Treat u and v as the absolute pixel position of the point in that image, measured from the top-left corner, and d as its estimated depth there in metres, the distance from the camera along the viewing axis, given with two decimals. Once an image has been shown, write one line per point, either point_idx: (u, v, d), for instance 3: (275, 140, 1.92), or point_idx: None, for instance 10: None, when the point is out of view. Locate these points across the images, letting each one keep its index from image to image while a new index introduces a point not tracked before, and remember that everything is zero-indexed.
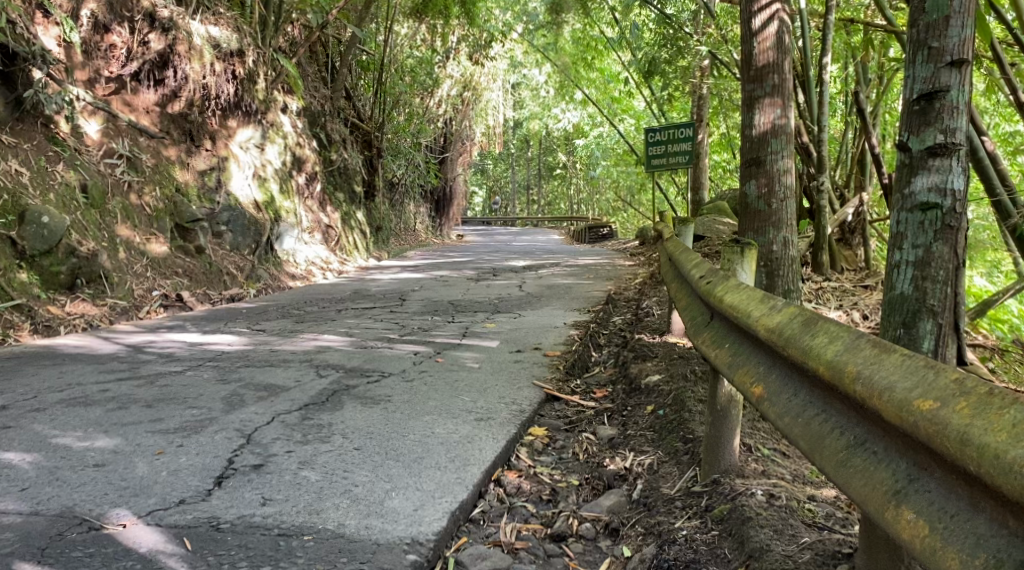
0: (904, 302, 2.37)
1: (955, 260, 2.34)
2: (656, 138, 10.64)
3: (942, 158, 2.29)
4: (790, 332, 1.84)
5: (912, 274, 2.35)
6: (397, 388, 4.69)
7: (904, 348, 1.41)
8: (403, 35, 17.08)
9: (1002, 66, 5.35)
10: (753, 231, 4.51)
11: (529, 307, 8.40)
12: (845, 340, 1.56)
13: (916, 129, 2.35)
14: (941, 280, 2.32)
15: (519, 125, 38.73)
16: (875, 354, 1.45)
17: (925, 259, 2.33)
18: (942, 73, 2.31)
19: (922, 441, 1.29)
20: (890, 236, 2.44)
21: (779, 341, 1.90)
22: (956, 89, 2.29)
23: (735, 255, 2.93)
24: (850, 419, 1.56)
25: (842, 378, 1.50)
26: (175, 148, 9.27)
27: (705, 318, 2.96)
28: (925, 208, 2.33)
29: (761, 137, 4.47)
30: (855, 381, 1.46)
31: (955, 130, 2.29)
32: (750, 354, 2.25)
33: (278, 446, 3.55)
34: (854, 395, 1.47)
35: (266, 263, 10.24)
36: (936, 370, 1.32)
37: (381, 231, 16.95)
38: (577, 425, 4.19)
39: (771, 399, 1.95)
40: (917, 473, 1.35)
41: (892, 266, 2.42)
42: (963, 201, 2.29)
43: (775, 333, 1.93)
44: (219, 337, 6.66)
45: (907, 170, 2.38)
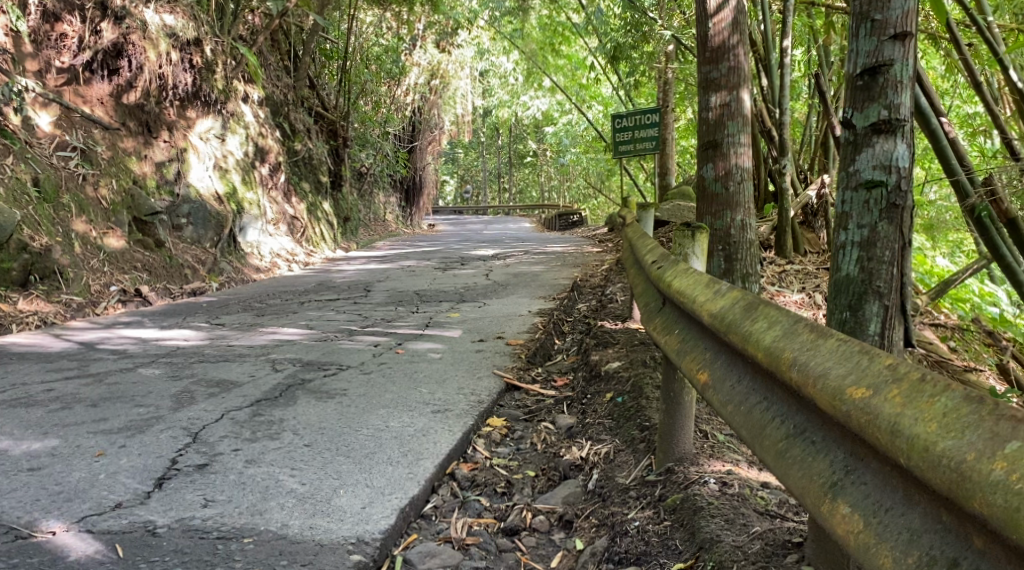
0: (850, 283, 2.32)
1: (902, 240, 2.28)
2: (622, 125, 10.59)
3: (886, 134, 2.23)
4: (731, 318, 1.78)
5: (857, 256, 2.30)
6: (353, 381, 4.59)
7: (840, 332, 1.35)
8: (367, 23, 16.85)
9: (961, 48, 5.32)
10: (711, 215, 4.46)
11: (495, 295, 8.34)
12: (784, 324, 1.50)
13: (860, 105, 2.28)
14: (886, 261, 2.27)
15: (489, 113, 38.58)
16: (812, 339, 1.38)
17: (870, 239, 2.28)
18: (886, 47, 2.24)
19: (855, 432, 1.23)
20: (834, 216, 2.38)
21: (721, 328, 1.83)
22: (900, 63, 2.22)
23: (686, 239, 2.85)
24: (789, 408, 1.49)
25: (779, 364, 1.44)
26: (132, 140, 8.98)
27: (657, 305, 2.90)
28: (869, 186, 2.27)
29: (717, 120, 4.39)
30: (792, 367, 1.39)
31: (899, 105, 2.23)
32: (696, 340, 2.19)
33: (224, 445, 3.44)
34: (789, 381, 1.40)
35: (228, 256, 10.06)
36: (870, 357, 1.25)
37: (349, 222, 16.77)
38: (536, 415, 4.11)
39: (716, 386, 1.89)
40: (853, 464, 1.29)
41: (837, 247, 2.37)
42: (907, 179, 2.24)
43: (718, 318, 1.87)
44: (176, 332, 6.51)
45: (851, 147, 2.32)
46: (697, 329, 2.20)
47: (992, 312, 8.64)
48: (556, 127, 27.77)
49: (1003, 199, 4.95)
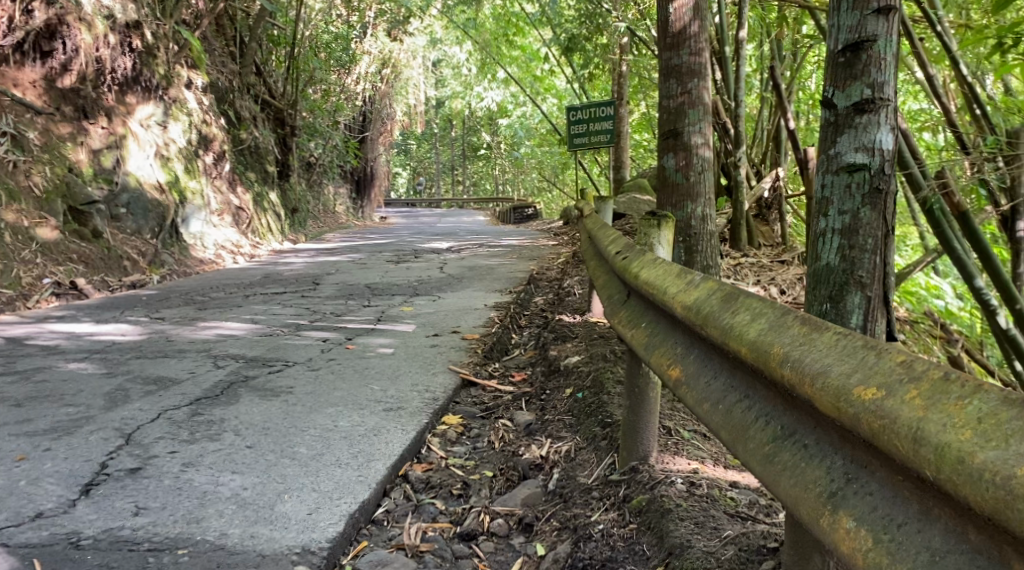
0: (830, 274, 2.22)
1: (884, 228, 2.19)
2: (576, 117, 10.48)
3: (869, 115, 2.13)
4: (708, 310, 1.65)
5: (839, 244, 2.20)
6: (300, 378, 4.39)
7: (836, 326, 1.23)
8: (317, 10, 16.48)
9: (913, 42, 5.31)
10: (671, 205, 4.35)
11: (448, 288, 8.17)
12: (770, 317, 1.37)
13: (841, 83, 2.18)
14: (869, 249, 2.17)
15: (441, 105, 38.30)
16: (806, 334, 1.26)
17: (852, 226, 2.17)
18: (869, 22, 2.14)
19: (865, 438, 1.10)
20: (813, 203, 2.28)
21: (696, 320, 1.70)
22: (884, 38, 2.12)
23: (652, 229, 2.73)
24: (777, 406, 1.36)
25: (767, 360, 1.31)
26: (67, 125, 8.57)
27: (621, 297, 2.77)
28: (851, 169, 2.17)
29: (678, 107, 4.31)
30: (783, 364, 1.26)
31: (882, 84, 2.13)
32: (667, 332, 2.06)
33: (160, 447, 3.22)
34: (780, 380, 1.27)
35: (170, 247, 9.71)
36: (879, 353, 1.14)
37: (297, 214, 16.41)
38: (493, 411, 3.97)
39: (689, 383, 1.76)
40: (856, 472, 1.16)
41: (817, 235, 2.26)
42: (891, 162, 2.14)
43: (692, 310, 1.73)
44: (112, 327, 6.22)
45: (831, 129, 2.22)
46: (667, 321, 2.08)
47: (938, 305, 8.76)
48: (510, 119, 27.62)
49: (955, 192, 4.87)
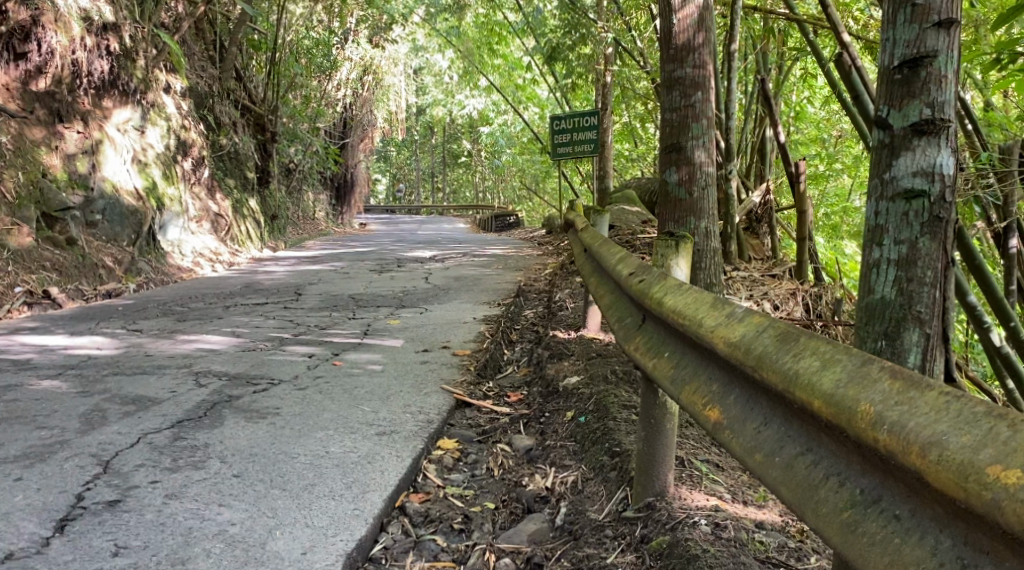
0: (885, 307, 2.28)
1: (942, 257, 2.25)
2: (561, 126, 10.35)
3: (930, 137, 2.19)
4: (762, 350, 1.51)
5: (894, 277, 2.26)
6: (287, 399, 4.18)
7: (943, 389, 1.20)
8: (298, 15, 16.26)
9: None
10: (674, 221, 4.20)
11: (435, 300, 8.00)
12: (856, 373, 1.31)
13: (897, 102, 2.24)
14: (927, 282, 2.24)
15: (422, 112, 38.11)
16: (912, 399, 1.21)
17: (910, 256, 2.23)
18: (929, 35, 2.19)
19: (1000, 524, 1.07)
20: (867, 230, 2.34)
21: (745, 360, 1.56)
22: (945, 55, 2.18)
23: (669, 249, 2.56)
24: (860, 475, 1.32)
25: (866, 425, 1.25)
26: (40, 128, 8.30)
27: (635, 321, 2.60)
28: (909, 197, 2.23)
29: (681, 121, 4.12)
30: (888, 433, 1.22)
31: (941, 104, 2.19)
32: (697, 366, 1.90)
33: (140, 476, 3.01)
34: (884, 449, 1.22)
35: (147, 254, 9.45)
36: (1010, 427, 1.10)
37: (277, 220, 16.14)
38: (491, 435, 3.80)
39: (732, 428, 1.62)
40: (971, 557, 1.13)
41: (870, 265, 2.33)
42: (950, 188, 2.20)
43: (739, 348, 1.58)
44: (86, 339, 5.98)
45: (886, 151, 2.27)
46: (697, 354, 1.91)
47: None
48: (491, 127, 27.48)
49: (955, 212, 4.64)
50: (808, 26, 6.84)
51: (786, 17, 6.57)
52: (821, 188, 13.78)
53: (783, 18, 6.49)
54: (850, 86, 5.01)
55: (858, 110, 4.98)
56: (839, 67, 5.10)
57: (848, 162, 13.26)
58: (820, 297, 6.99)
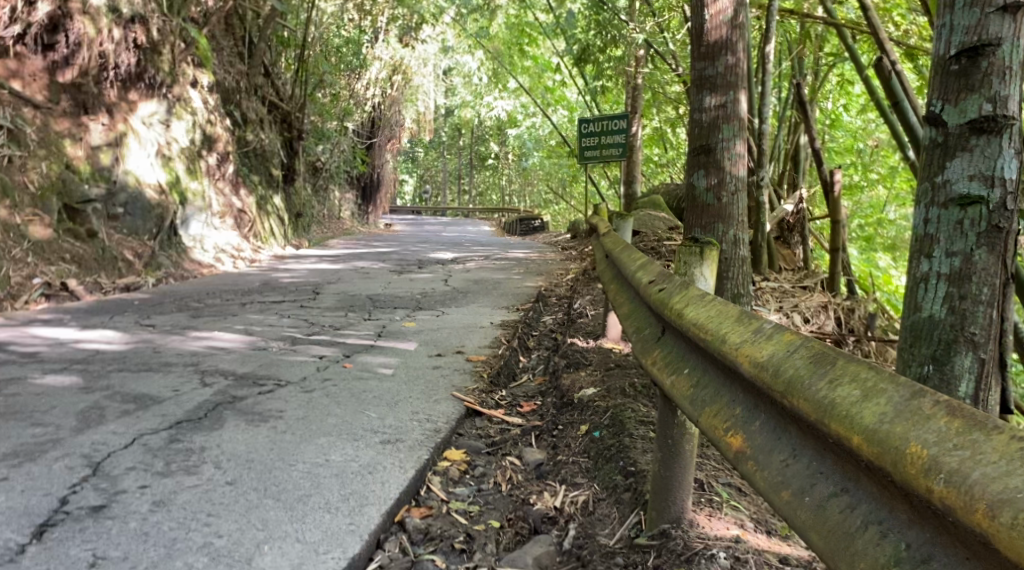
0: (934, 325, 2.23)
1: (1000, 272, 2.16)
2: (588, 129, 10.20)
3: (989, 135, 2.09)
4: (797, 375, 1.32)
5: (946, 293, 2.19)
6: (292, 402, 4.04)
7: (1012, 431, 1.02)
8: (329, 14, 16.27)
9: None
10: (701, 227, 3.99)
11: (453, 303, 7.86)
12: (908, 404, 1.14)
13: (954, 98, 2.14)
14: (982, 301, 2.16)
15: (451, 114, 38.11)
16: (978, 442, 1.04)
17: (964, 270, 2.16)
18: (992, 21, 2.08)
19: None
20: (918, 239, 2.27)
21: (774, 385, 1.37)
22: (1009, 44, 2.07)
23: (693, 257, 2.34)
24: (906, 528, 1.13)
25: (919, 469, 1.08)
26: (66, 120, 8.26)
27: (655, 333, 2.42)
28: (963, 204, 2.14)
29: (711, 122, 3.90)
30: (948, 481, 1.04)
31: (1003, 99, 2.08)
32: (720, 386, 1.71)
33: (129, 481, 2.87)
34: (941, 504, 1.05)
35: (168, 249, 9.41)
36: None
37: (301, 218, 16.10)
38: (500, 447, 3.62)
39: (758, 458, 1.44)
40: None
41: (920, 278, 2.26)
42: (1011, 195, 2.11)
43: (766, 371, 1.40)
44: (97, 333, 5.90)
45: (940, 151, 2.18)
46: (719, 373, 1.72)
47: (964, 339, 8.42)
48: (519, 129, 27.28)
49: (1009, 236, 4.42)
50: (846, 30, 6.59)
51: (823, 20, 6.34)
52: (854, 198, 13.50)
53: (819, 23, 6.27)
54: (890, 93, 4.82)
55: (897, 117, 4.72)
56: (878, 73, 4.92)
57: (882, 173, 12.88)
58: (852, 312, 6.75)
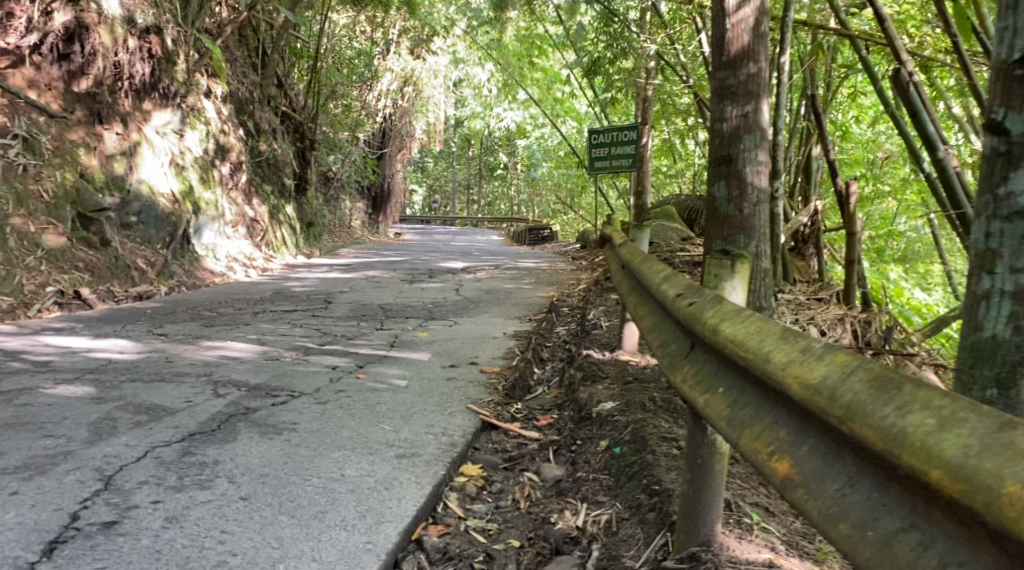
0: (996, 347, 2.03)
1: None
2: (599, 140, 10.15)
3: None
4: (858, 401, 1.25)
5: (1009, 311, 2.00)
6: (306, 413, 3.97)
7: None
8: (341, 25, 16.31)
9: (968, 71, 4.89)
10: (722, 239, 3.85)
11: (466, 313, 7.79)
12: (996, 438, 1.06)
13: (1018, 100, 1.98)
14: None
15: (461, 124, 38.16)
16: None
17: None
18: None
19: None
20: (976, 255, 2.09)
21: (829, 409, 1.30)
22: None
23: (724, 270, 2.26)
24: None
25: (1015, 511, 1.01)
26: (81, 129, 8.23)
27: (684, 349, 2.34)
28: None
29: (733, 132, 3.80)
30: None
31: None
32: (765, 408, 1.63)
33: (141, 495, 2.81)
34: None
35: (180, 258, 9.39)
36: None
37: (313, 227, 16.08)
38: (518, 463, 3.54)
39: (810, 486, 1.36)
40: None
41: (981, 297, 2.07)
42: None
43: (821, 395, 1.32)
44: (110, 343, 5.85)
45: (1003, 159, 2.02)
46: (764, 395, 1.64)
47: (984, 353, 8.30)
48: (530, 139, 27.28)
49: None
50: (862, 41, 6.53)
51: (837, 32, 6.28)
52: (868, 210, 13.38)
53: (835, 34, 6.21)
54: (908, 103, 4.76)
55: (913, 123, 4.88)
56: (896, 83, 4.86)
57: (894, 185, 12.72)
58: (869, 324, 6.60)
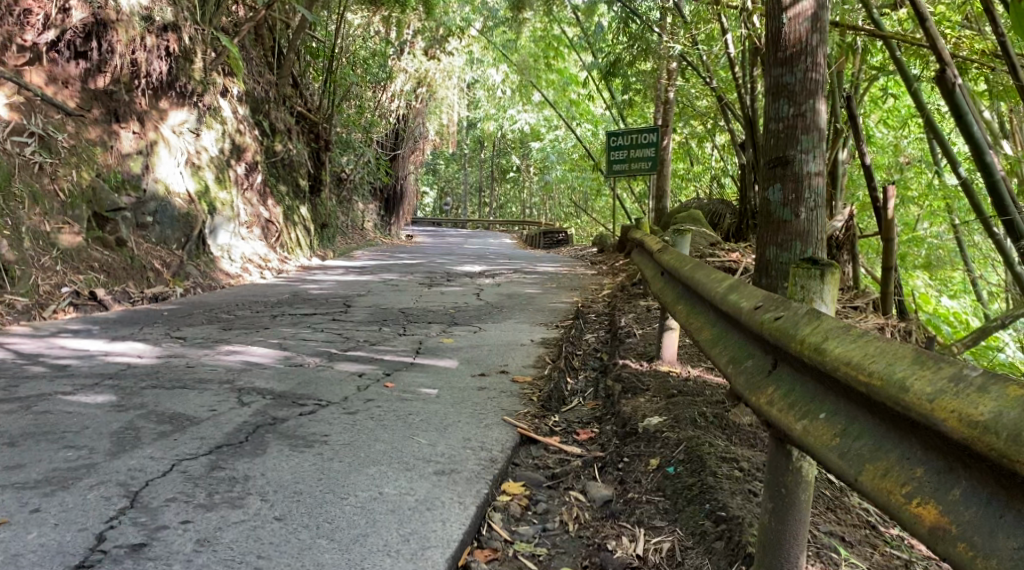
0: None
1: None
2: (619, 143, 9.93)
3: None
4: None
5: None
6: (336, 424, 3.80)
7: None
8: (356, 26, 16.16)
9: (1017, 73, 4.60)
10: (776, 245, 3.68)
11: (488, 318, 7.62)
12: None
13: None
14: None
15: (473, 126, 37.99)
16: None
17: None
18: None
19: None
20: None
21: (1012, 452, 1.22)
22: None
23: (812, 280, 2.06)
24: None
25: None
26: (96, 128, 8.09)
27: (764, 366, 2.14)
28: None
29: (788, 132, 3.62)
30: None
31: None
32: (874, 436, 1.53)
33: (170, 514, 2.64)
34: None
35: (196, 259, 9.24)
36: None
37: (327, 229, 15.92)
38: (562, 480, 3.37)
39: (978, 534, 1.29)
40: None
41: None
42: None
43: (997, 436, 1.24)
44: (127, 346, 5.69)
45: None
46: (874, 421, 1.54)
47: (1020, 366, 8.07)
48: (543, 142, 27.08)
49: None
50: (896, 41, 6.30)
51: (870, 32, 6.05)
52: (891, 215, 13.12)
53: (868, 33, 5.99)
54: (953, 106, 4.58)
55: (960, 129, 4.63)
56: (940, 84, 4.66)
57: (918, 190, 12.41)
58: (909, 333, 6.43)
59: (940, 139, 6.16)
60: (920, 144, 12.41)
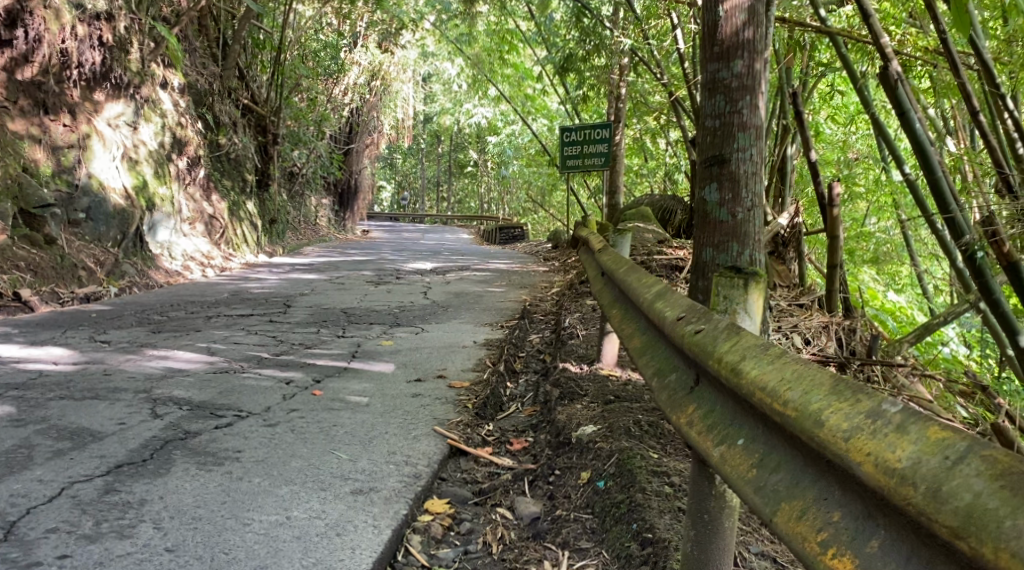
0: None
1: None
2: (571, 138, 9.74)
3: None
4: (982, 504, 1.02)
5: None
6: (252, 439, 3.56)
7: None
8: (305, 17, 15.70)
9: (959, 71, 4.49)
10: (713, 246, 3.53)
11: (432, 318, 7.40)
12: None
13: None
14: None
15: (430, 120, 37.54)
16: None
17: None
18: None
19: None
20: None
21: (932, 509, 1.07)
22: None
23: (735, 291, 1.90)
24: None
25: None
26: (23, 120, 7.70)
27: (687, 381, 1.97)
28: None
29: (725, 128, 3.47)
30: None
31: None
32: (791, 470, 1.38)
33: (47, 548, 2.40)
34: None
35: (132, 256, 8.86)
36: None
37: (275, 225, 15.52)
38: (489, 496, 3.19)
39: None
40: None
41: None
42: None
43: (916, 488, 1.09)
44: (43, 351, 5.37)
45: None
46: (792, 453, 1.38)
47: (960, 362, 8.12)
48: (500, 136, 26.83)
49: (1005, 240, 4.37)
50: (841, 38, 6.14)
51: (817, 29, 5.85)
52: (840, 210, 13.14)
53: (814, 30, 5.80)
54: (896, 103, 4.47)
55: (902, 127, 4.50)
56: (881, 79, 4.53)
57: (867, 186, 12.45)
58: (853, 332, 6.36)
59: (885, 137, 6.07)
60: (868, 141, 12.42)
